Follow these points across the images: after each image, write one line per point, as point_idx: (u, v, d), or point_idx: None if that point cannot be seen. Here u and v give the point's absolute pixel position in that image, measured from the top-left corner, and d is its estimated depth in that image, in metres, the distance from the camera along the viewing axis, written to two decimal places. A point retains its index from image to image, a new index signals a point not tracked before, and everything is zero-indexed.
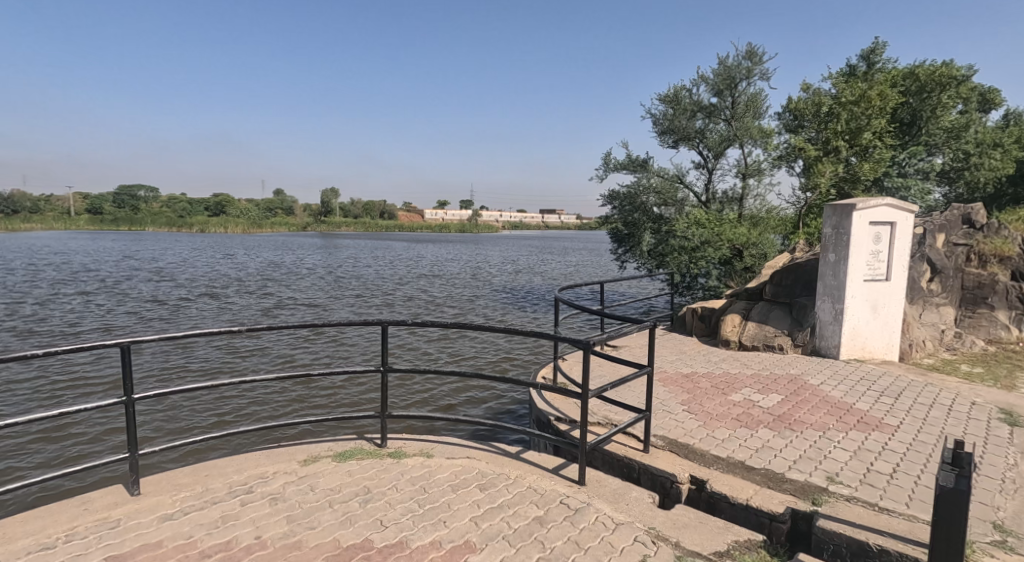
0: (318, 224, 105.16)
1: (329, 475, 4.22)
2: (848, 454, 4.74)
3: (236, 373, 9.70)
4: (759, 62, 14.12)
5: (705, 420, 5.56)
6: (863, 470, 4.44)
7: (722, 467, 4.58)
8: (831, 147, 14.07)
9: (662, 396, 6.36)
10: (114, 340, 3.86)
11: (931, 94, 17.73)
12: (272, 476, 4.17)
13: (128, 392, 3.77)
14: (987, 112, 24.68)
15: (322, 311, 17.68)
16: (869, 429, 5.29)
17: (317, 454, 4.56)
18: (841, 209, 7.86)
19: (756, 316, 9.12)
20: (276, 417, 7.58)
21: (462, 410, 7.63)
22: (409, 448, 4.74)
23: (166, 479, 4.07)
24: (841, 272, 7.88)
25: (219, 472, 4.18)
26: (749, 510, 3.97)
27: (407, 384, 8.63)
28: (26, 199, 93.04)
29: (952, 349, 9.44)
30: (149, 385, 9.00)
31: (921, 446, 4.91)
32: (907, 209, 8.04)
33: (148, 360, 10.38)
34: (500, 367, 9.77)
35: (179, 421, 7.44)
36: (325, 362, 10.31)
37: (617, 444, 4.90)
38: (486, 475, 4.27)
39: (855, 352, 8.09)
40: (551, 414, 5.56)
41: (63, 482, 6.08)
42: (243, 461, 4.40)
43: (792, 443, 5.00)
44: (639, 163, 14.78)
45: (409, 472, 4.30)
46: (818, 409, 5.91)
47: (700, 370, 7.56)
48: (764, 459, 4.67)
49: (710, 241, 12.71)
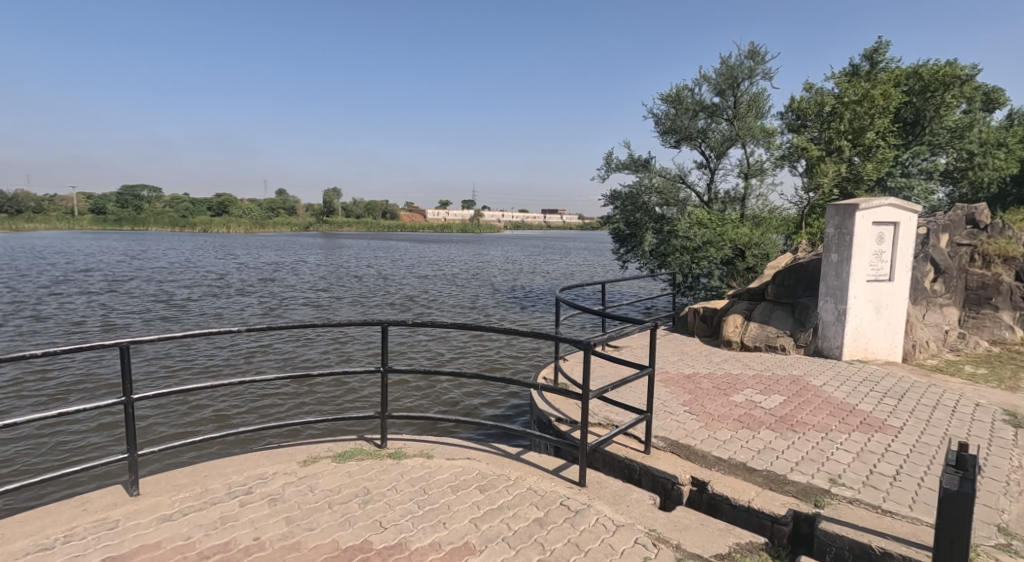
0: (321, 224, 105.28)
1: (329, 475, 4.21)
2: (851, 456, 4.71)
3: (237, 373, 9.70)
4: (761, 62, 14.09)
5: (706, 421, 5.54)
6: (866, 472, 4.41)
7: (724, 469, 4.56)
8: (834, 147, 14.03)
9: (664, 397, 6.34)
10: (114, 340, 3.85)
11: (935, 94, 17.66)
12: (272, 477, 4.15)
13: (128, 392, 3.76)
14: (991, 112, 24.58)
15: (324, 311, 17.70)
16: (872, 431, 5.26)
17: (317, 455, 4.54)
18: (843, 209, 7.82)
19: (758, 317, 9.09)
20: (277, 417, 7.58)
21: (463, 411, 7.63)
22: (409, 448, 4.73)
23: (165, 479, 4.06)
24: (844, 273, 7.85)
25: (219, 472, 4.17)
26: (750, 512, 3.94)
27: (409, 384, 8.64)
28: (29, 199, 93.28)
29: (956, 349, 9.40)
30: (151, 385, 9.01)
31: (925, 448, 4.87)
32: (911, 209, 8.01)
33: (150, 359, 10.39)
34: (501, 367, 9.75)
35: (180, 421, 7.44)
36: (326, 362, 10.31)
37: (617, 445, 4.88)
38: (486, 476, 4.25)
39: (858, 353, 8.06)
40: (551, 415, 5.55)
41: (63, 483, 6.07)
42: (243, 461, 4.39)
43: (795, 444, 4.97)
44: (641, 163, 14.76)
45: (409, 473, 4.29)
46: (820, 410, 5.89)
47: (701, 370, 7.54)
48: (766, 461, 4.64)
49: (712, 241, 12.68)
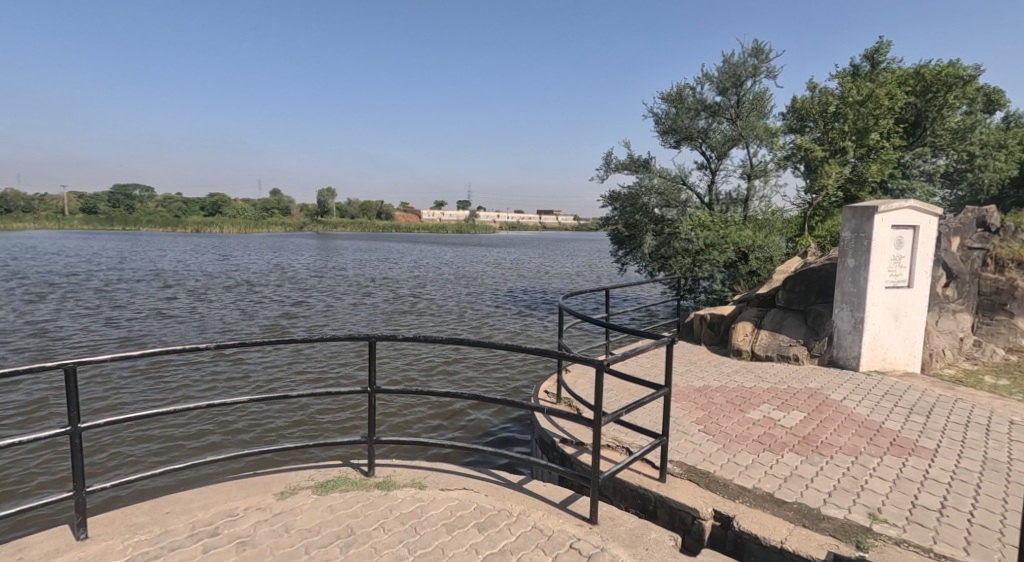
0: (314, 225, 104.67)
1: (308, 511, 3.73)
2: (887, 484, 4.27)
3: (223, 390, 9.20)
4: (765, 59, 13.72)
5: (724, 442, 5.09)
6: (908, 505, 3.97)
7: (749, 500, 4.10)
8: (837, 148, 13.63)
9: (675, 414, 5.88)
10: (57, 361, 3.33)
11: (937, 95, 17.32)
12: (243, 513, 3.68)
13: (75, 421, 3.27)
14: (991, 113, 24.35)
15: (315, 315, 17.14)
16: (906, 454, 4.82)
17: (296, 485, 4.07)
18: (861, 211, 7.38)
19: (769, 325, 8.69)
20: (258, 442, 7.10)
21: (456, 433, 7.17)
22: (400, 476, 4.26)
23: (118, 518, 3.58)
24: (862, 279, 7.41)
25: (182, 508, 3.70)
26: (783, 553, 3.52)
27: (401, 402, 8.17)
28: (19, 198, 91.76)
29: (972, 358, 9.01)
30: (129, 406, 8.51)
31: (967, 475, 4.43)
32: (932, 212, 7.57)
33: (126, 376, 9.85)
34: (496, 385, 9.28)
35: (151, 446, 6.95)
36: (314, 379, 9.83)
37: (629, 472, 4.43)
38: (485, 511, 3.78)
39: (876, 364, 7.65)
40: (556, 435, 5.11)
41: (16, 525, 5.57)
42: (211, 494, 3.91)
43: (824, 470, 4.53)
44: (641, 164, 14.38)
45: (399, 508, 3.81)
46: (845, 428, 5.44)
47: (712, 383, 7.08)
48: (795, 491, 4.19)
49: (715, 244, 12.19)
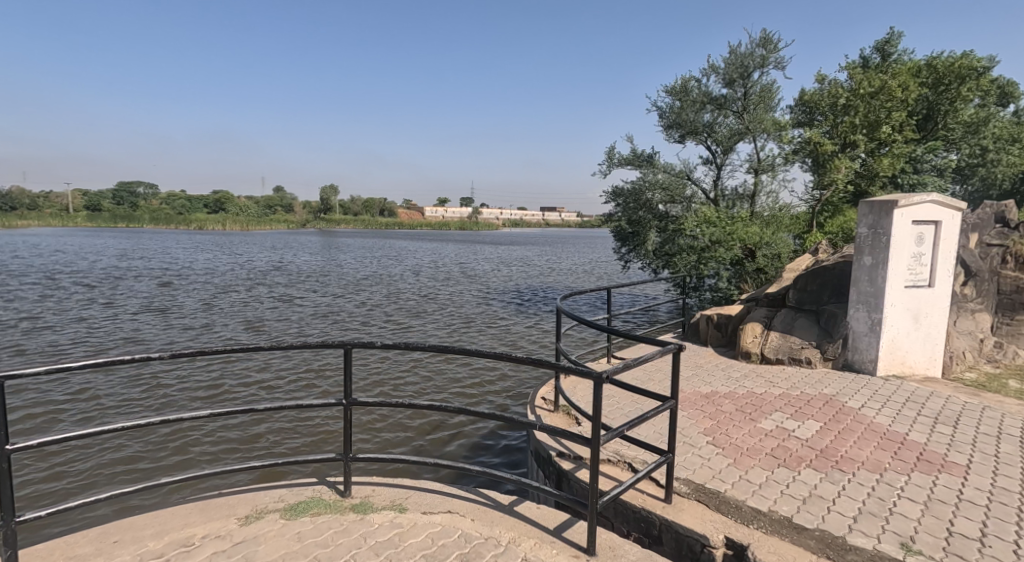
0: (316, 222, 104.31)
1: (273, 540, 3.34)
2: (919, 507, 3.86)
3: (210, 397, 8.83)
4: (774, 49, 13.21)
5: (735, 456, 4.68)
6: (943, 532, 3.56)
7: (765, 526, 3.69)
8: (848, 141, 13.14)
9: (682, 424, 5.47)
10: None
11: (950, 87, 16.75)
12: (199, 543, 3.29)
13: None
14: (1004, 106, 23.70)
15: (310, 313, 16.73)
16: (935, 471, 4.40)
17: (264, 508, 3.67)
18: (879, 206, 6.92)
19: (779, 326, 8.26)
20: (239, 456, 6.71)
21: (448, 448, 6.75)
22: (378, 498, 3.86)
23: (58, 549, 3.19)
24: (879, 277, 6.97)
25: (131, 538, 3.30)
26: None
27: (392, 413, 7.79)
28: (23, 197, 91.70)
29: (993, 360, 8.54)
30: (113, 414, 8.16)
31: (1006, 497, 4.01)
32: (954, 206, 7.12)
33: (106, 382, 9.46)
34: (493, 394, 8.89)
35: (124, 462, 6.56)
36: (303, 386, 9.44)
37: (631, 492, 4.02)
38: (470, 540, 3.38)
39: (893, 367, 7.20)
40: (552, 449, 4.72)
41: None
42: (167, 519, 3.52)
43: (847, 490, 4.11)
44: (645, 158, 13.95)
45: (374, 536, 3.42)
46: (867, 441, 5.01)
47: (720, 389, 6.65)
48: (816, 514, 3.78)
49: (721, 241, 11.70)
